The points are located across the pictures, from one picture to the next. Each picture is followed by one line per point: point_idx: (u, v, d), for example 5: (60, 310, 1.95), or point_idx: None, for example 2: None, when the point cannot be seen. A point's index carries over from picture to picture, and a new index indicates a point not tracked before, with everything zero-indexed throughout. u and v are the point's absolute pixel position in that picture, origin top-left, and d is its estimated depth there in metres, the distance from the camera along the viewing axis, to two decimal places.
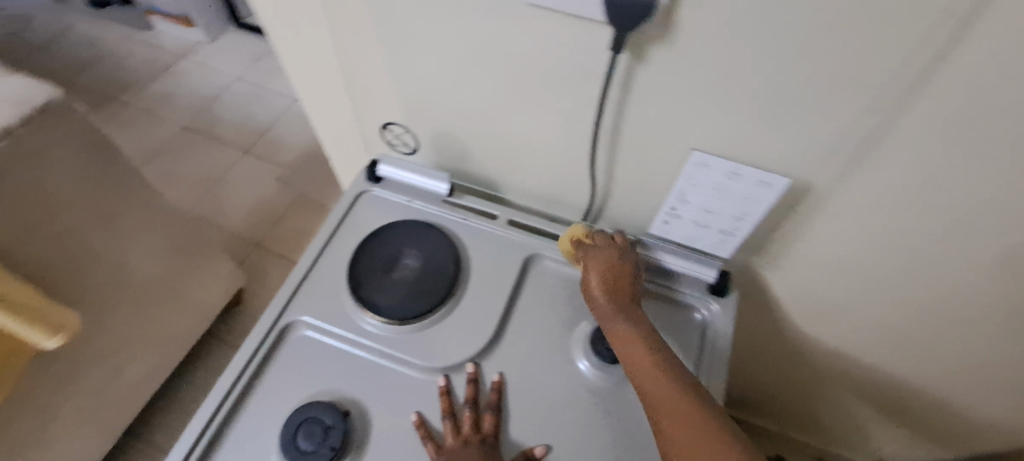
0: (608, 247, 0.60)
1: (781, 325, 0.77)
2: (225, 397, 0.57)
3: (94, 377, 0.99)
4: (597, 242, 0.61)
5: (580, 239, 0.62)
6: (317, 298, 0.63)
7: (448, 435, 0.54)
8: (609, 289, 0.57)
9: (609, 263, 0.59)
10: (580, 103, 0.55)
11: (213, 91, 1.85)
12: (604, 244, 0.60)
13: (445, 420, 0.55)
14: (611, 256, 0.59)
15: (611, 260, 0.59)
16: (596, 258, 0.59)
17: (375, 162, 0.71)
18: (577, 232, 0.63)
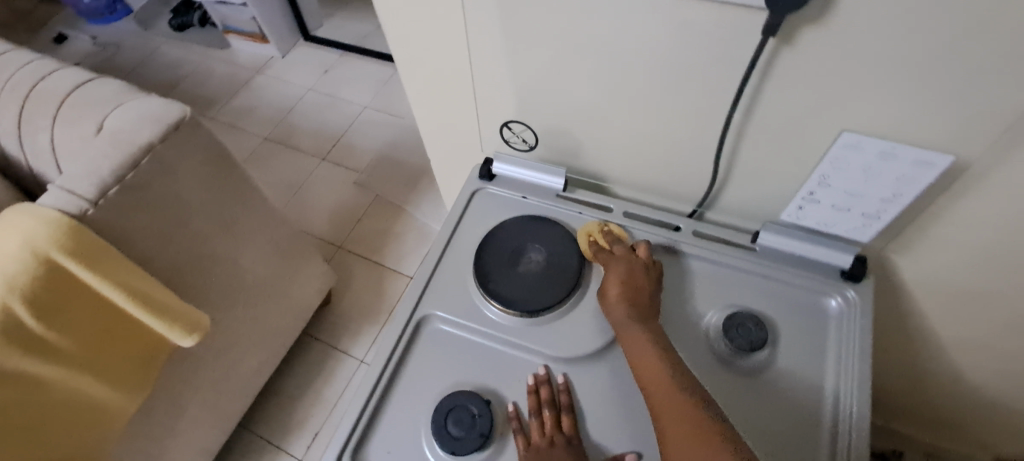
0: (625, 253, 0.63)
1: (906, 314, 0.74)
2: (373, 387, 0.60)
3: (214, 373, 1.06)
4: (610, 253, 0.64)
5: (595, 241, 0.65)
6: (447, 292, 0.66)
7: (534, 431, 0.55)
8: (625, 291, 0.59)
9: (631, 267, 0.61)
10: (713, 91, 0.55)
11: (289, 102, 1.95)
12: (623, 255, 0.62)
13: (532, 418, 0.56)
14: (635, 263, 0.61)
15: (630, 265, 0.61)
16: (615, 266, 0.61)
17: (490, 160, 0.73)
18: (593, 230, 0.66)
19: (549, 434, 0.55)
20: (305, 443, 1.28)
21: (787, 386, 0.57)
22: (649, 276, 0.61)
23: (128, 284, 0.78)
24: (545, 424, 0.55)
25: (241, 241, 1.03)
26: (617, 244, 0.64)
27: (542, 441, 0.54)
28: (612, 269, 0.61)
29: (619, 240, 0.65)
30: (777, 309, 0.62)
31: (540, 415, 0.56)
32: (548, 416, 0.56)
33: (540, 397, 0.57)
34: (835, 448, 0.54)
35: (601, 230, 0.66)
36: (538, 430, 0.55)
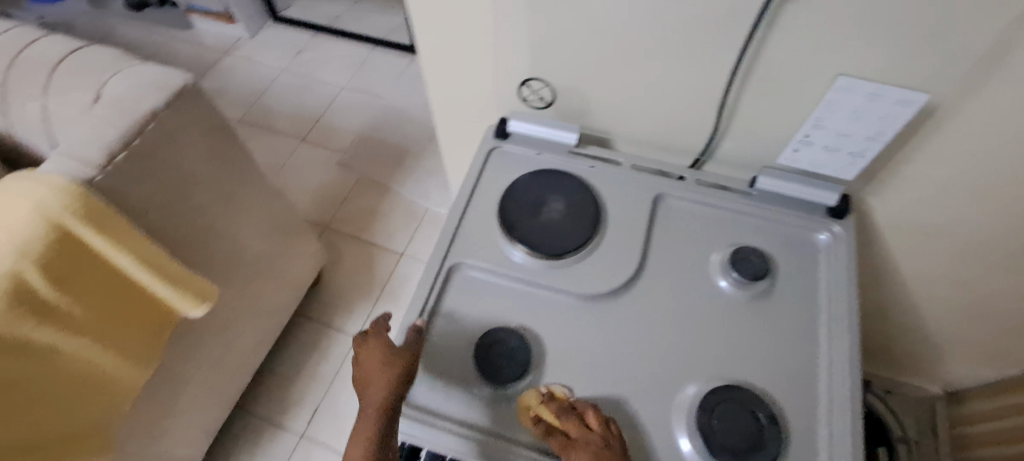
0: (580, 430, 0.55)
1: (876, 255, 0.83)
2: (412, 330, 0.63)
3: (216, 349, 1.06)
4: (564, 422, 0.56)
5: (536, 415, 0.57)
6: (474, 243, 0.69)
7: (358, 363, 0.60)
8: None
9: (595, 449, 0.53)
10: (722, 45, 0.61)
11: (262, 84, 1.91)
12: (581, 434, 0.54)
13: (358, 352, 0.61)
14: (594, 441, 0.53)
15: (587, 439, 0.54)
16: (582, 451, 0.53)
17: (505, 120, 0.78)
18: (531, 402, 0.58)
19: (374, 360, 0.59)
20: (305, 419, 1.29)
21: (787, 311, 0.64)
22: (616, 449, 0.53)
23: (136, 250, 0.76)
24: (363, 355, 0.60)
25: (241, 214, 1.03)
26: (566, 421, 0.56)
27: (366, 366, 0.59)
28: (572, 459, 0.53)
29: (567, 407, 0.57)
30: (776, 243, 0.69)
31: (377, 345, 0.60)
32: (364, 349, 0.60)
33: (370, 334, 0.61)
34: (831, 361, 0.61)
35: (541, 399, 0.58)
36: (366, 356, 0.60)
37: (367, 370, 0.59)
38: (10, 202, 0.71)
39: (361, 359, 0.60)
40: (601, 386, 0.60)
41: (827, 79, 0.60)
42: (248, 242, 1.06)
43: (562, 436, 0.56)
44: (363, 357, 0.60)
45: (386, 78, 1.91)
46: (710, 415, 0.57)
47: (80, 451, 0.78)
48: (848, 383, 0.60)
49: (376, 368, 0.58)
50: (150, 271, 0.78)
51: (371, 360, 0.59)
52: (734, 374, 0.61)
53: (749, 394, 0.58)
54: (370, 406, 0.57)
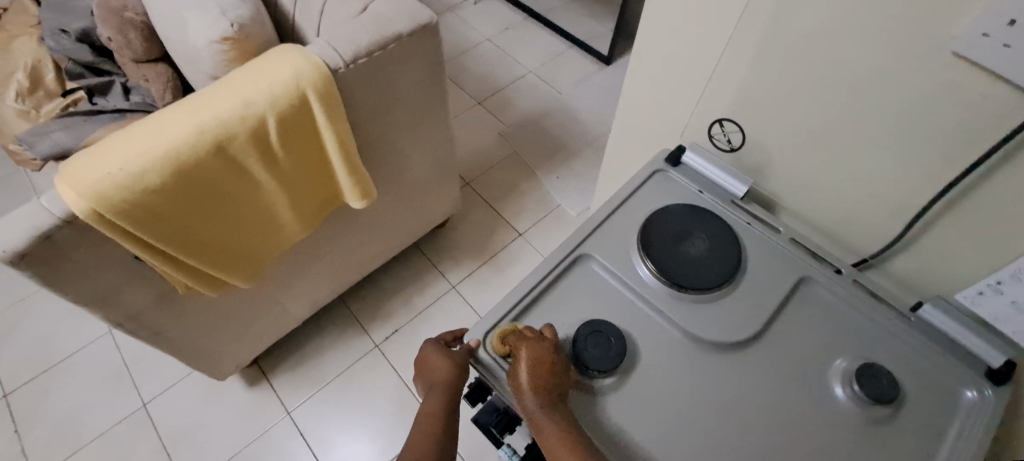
0: (535, 335, 0.64)
1: None
2: (527, 291, 0.69)
3: (349, 241, 1.22)
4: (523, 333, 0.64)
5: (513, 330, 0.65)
6: (608, 243, 0.73)
7: (424, 360, 0.69)
8: (535, 379, 0.59)
9: (542, 349, 0.62)
10: (943, 157, 0.58)
11: (467, 44, 2.11)
12: (541, 339, 0.63)
13: (425, 352, 0.69)
14: (546, 345, 0.62)
15: (544, 346, 0.62)
16: (532, 346, 0.62)
17: (682, 148, 0.80)
18: (512, 326, 0.66)
19: (434, 361, 0.67)
20: (384, 333, 1.44)
21: (895, 448, 0.60)
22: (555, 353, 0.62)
23: (341, 136, 0.92)
24: (427, 355, 0.69)
25: (417, 141, 1.17)
26: (529, 330, 0.65)
27: (428, 365, 0.68)
28: (526, 352, 0.61)
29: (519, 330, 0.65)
30: (916, 376, 0.63)
31: (440, 350, 0.68)
32: (428, 351, 0.69)
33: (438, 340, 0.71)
34: None
35: (513, 329, 0.65)
36: (429, 358, 0.68)
37: (433, 376, 0.66)
38: (275, 62, 0.87)
39: (427, 360, 0.68)
40: (671, 421, 0.61)
41: None
42: (410, 166, 1.21)
43: (527, 336, 0.64)
44: (426, 358, 0.69)
45: (572, 77, 2.01)
46: None
47: (237, 269, 0.96)
48: None
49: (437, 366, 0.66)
50: (340, 152, 0.94)
51: (435, 365, 0.67)
52: None
53: None
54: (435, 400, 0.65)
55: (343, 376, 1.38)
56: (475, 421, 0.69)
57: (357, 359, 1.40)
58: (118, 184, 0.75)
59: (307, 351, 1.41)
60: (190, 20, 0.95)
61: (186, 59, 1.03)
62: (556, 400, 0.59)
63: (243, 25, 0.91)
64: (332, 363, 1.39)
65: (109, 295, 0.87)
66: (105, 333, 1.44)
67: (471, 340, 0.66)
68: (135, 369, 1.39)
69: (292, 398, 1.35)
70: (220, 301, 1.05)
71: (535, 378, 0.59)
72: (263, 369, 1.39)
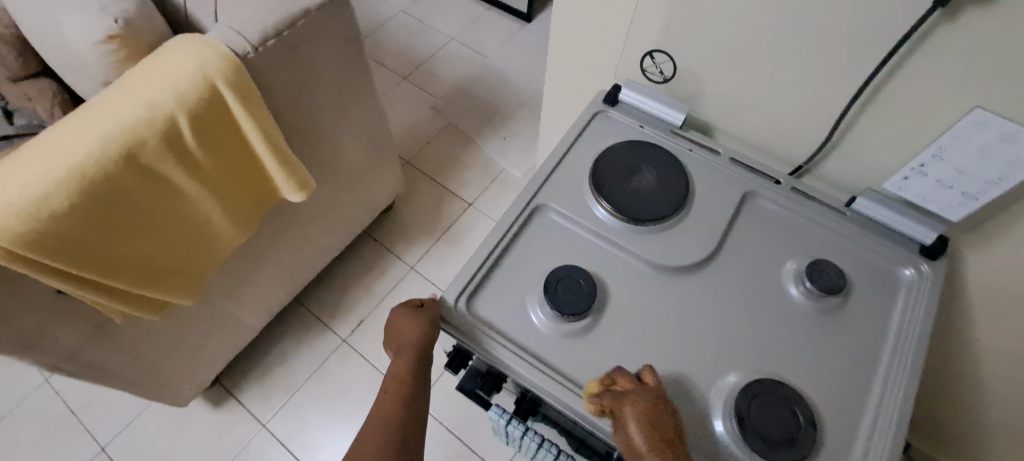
0: (636, 383, 0.57)
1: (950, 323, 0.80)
2: (489, 251, 0.68)
3: (294, 238, 1.16)
4: (616, 379, 0.58)
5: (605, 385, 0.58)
6: (561, 191, 0.73)
7: (394, 327, 0.66)
8: (648, 434, 0.52)
9: (647, 397, 0.55)
10: (859, 56, 0.61)
11: (381, 19, 2.02)
12: (648, 386, 0.56)
13: (394, 317, 0.66)
14: (650, 392, 0.55)
15: (649, 395, 0.55)
16: (638, 397, 0.55)
17: (618, 87, 0.80)
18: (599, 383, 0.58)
19: (403, 328, 0.65)
20: (350, 327, 1.40)
21: (850, 333, 0.64)
22: (664, 400, 0.55)
23: (265, 127, 0.86)
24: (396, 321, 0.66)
25: (347, 123, 1.12)
26: (625, 377, 0.57)
27: (396, 331, 0.65)
28: (632, 408, 0.54)
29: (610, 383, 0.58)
30: (859, 266, 0.68)
31: (406, 311, 0.65)
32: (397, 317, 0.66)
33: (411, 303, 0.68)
34: (884, 391, 0.61)
35: (605, 384, 0.58)
36: (397, 323, 0.65)
37: (402, 342, 0.64)
38: (175, 55, 0.79)
39: (397, 325, 0.65)
40: (648, 349, 0.63)
41: (964, 111, 0.58)
42: (345, 151, 1.16)
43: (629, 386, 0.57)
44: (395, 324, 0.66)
45: (496, 39, 1.97)
46: (750, 401, 0.58)
47: (178, 285, 0.90)
48: (896, 418, 0.59)
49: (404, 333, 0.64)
50: (266, 144, 0.88)
51: (404, 327, 0.64)
52: (781, 373, 0.62)
53: (793, 392, 0.59)
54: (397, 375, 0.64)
55: (314, 378, 1.33)
56: (459, 388, 0.68)
57: (326, 358, 1.36)
58: (18, 214, 0.68)
59: (270, 360, 1.35)
60: (64, 22, 0.84)
61: (69, 67, 0.92)
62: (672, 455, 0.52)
63: (129, 19, 0.82)
64: (299, 367, 1.35)
65: (36, 338, 0.79)
66: (41, 384, 1.31)
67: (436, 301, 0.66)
68: (84, 414, 1.28)
69: (264, 410, 1.29)
70: (165, 323, 0.98)
71: (647, 435, 0.52)
72: (228, 387, 1.32)
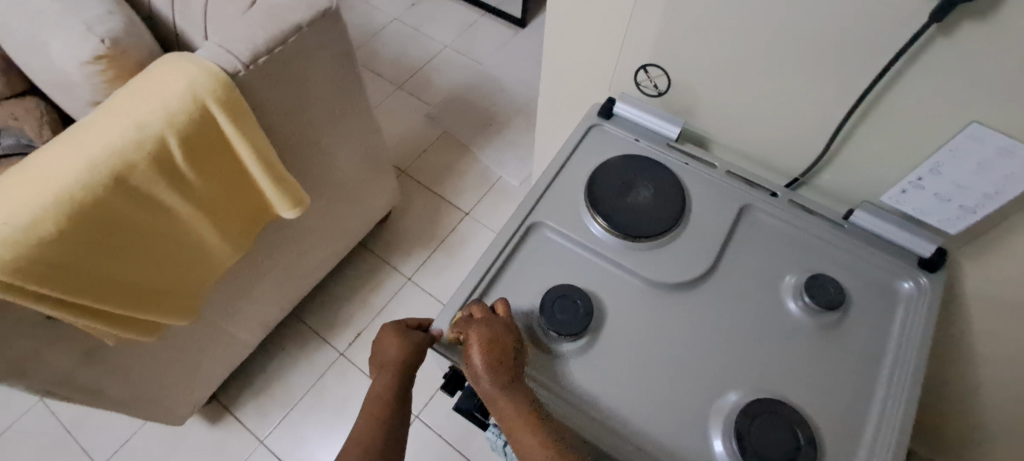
0: (484, 313, 0.61)
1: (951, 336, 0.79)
2: (485, 271, 0.67)
3: (290, 253, 1.16)
4: (471, 309, 0.62)
5: (464, 313, 0.62)
6: (556, 208, 0.73)
7: (379, 342, 0.65)
8: (489, 358, 0.57)
9: (491, 323, 0.59)
10: (854, 71, 0.61)
11: (375, 27, 2.02)
12: (496, 315, 0.60)
13: (382, 331, 0.65)
14: (497, 321, 0.59)
15: (497, 324, 0.59)
16: (482, 326, 0.59)
17: (612, 100, 0.80)
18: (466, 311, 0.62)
19: (389, 346, 0.64)
20: (347, 340, 1.39)
21: (849, 349, 0.64)
22: (511, 329, 0.59)
23: (257, 145, 0.86)
24: (382, 336, 0.65)
25: (340, 137, 1.11)
26: (479, 308, 0.61)
27: (382, 347, 0.65)
28: (472, 331, 0.58)
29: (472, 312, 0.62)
30: (858, 280, 0.68)
31: (395, 330, 0.64)
32: (384, 332, 0.65)
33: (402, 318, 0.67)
34: (884, 407, 0.60)
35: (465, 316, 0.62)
36: (383, 339, 0.65)
37: (386, 360, 0.64)
38: (165, 75, 0.78)
39: (382, 340, 0.65)
40: (646, 369, 0.62)
41: (962, 124, 0.58)
42: (340, 165, 1.15)
43: (475, 315, 0.61)
44: (381, 339, 0.65)
45: (489, 45, 1.96)
46: (750, 422, 0.57)
47: (171, 306, 0.89)
48: (897, 436, 0.58)
49: (388, 352, 0.64)
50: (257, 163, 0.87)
51: (390, 346, 0.64)
52: (782, 392, 0.61)
53: (794, 412, 0.58)
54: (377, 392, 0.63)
55: (311, 393, 1.32)
56: (455, 409, 0.67)
57: (323, 372, 1.35)
58: (6, 242, 0.67)
59: (267, 375, 1.34)
60: (52, 43, 0.84)
61: (58, 87, 0.91)
62: (500, 371, 0.56)
63: (117, 39, 0.81)
64: (296, 381, 1.34)
65: (29, 364, 0.78)
66: (36, 403, 1.30)
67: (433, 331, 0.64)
68: (80, 433, 1.27)
69: (262, 426, 1.28)
70: (160, 343, 0.97)
71: (486, 360, 0.57)
72: (225, 403, 1.31)
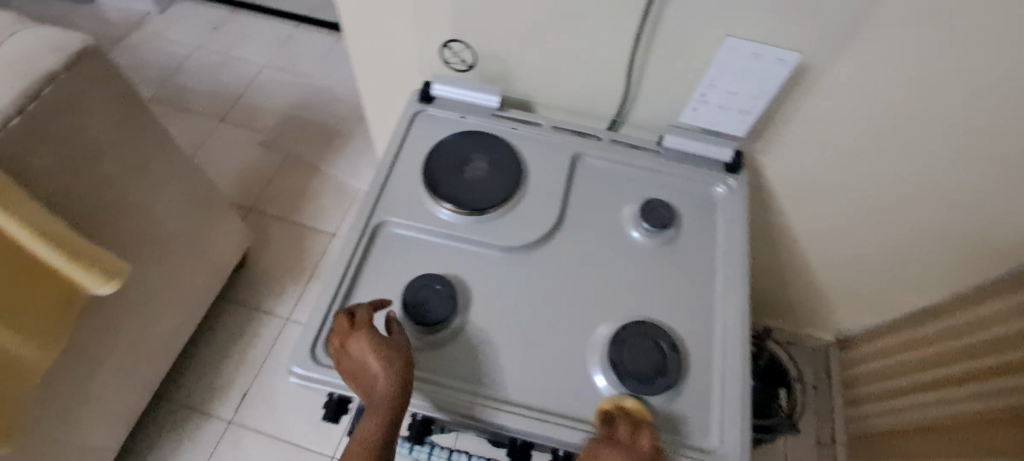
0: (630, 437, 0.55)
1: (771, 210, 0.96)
2: (338, 286, 0.64)
3: (130, 330, 1.02)
4: (620, 423, 0.56)
5: (609, 414, 0.57)
6: (397, 202, 0.71)
7: (345, 339, 0.57)
8: None
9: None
10: (623, 12, 0.67)
11: (176, 60, 1.80)
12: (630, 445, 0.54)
13: (338, 326, 0.58)
14: (636, 453, 0.53)
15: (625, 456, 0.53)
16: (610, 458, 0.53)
17: (428, 83, 0.79)
18: (624, 405, 0.58)
19: (370, 348, 0.56)
20: (233, 404, 1.26)
21: (688, 257, 0.71)
22: None
23: (34, 220, 0.72)
24: (355, 334, 0.57)
25: (150, 188, 0.98)
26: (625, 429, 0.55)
27: (356, 348, 0.56)
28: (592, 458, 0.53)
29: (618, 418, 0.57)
30: (683, 196, 0.75)
31: (373, 333, 0.57)
32: (354, 331, 0.57)
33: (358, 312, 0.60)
34: (727, 296, 0.68)
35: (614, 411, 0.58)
36: (357, 337, 0.57)
37: (370, 365, 0.56)
38: None
39: (355, 337, 0.57)
40: (521, 331, 0.64)
41: (718, 40, 0.66)
42: (163, 218, 1.02)
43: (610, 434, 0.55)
44: (347, 337, 0.57)
45: (312, 56, 1.85)
46: (620, 350, 0.61)
47: None
48: (739, 319, 0.66)
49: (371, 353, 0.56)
50: (41, 240, 0.73)
51: (372, 350, 0.56)
52: (643, 312, 0.66)
53: (654, 326, 0.63)
54: (371, 408, 0.54)
55: None
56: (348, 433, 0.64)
57: (214, 446, 1.21)
58: None
59: None
60: None
61: None
62: None
63: None
64: None
65: None
66: None
67: (293, 366, 0.59)
68: None
69: None
70: None
71: None
72: None
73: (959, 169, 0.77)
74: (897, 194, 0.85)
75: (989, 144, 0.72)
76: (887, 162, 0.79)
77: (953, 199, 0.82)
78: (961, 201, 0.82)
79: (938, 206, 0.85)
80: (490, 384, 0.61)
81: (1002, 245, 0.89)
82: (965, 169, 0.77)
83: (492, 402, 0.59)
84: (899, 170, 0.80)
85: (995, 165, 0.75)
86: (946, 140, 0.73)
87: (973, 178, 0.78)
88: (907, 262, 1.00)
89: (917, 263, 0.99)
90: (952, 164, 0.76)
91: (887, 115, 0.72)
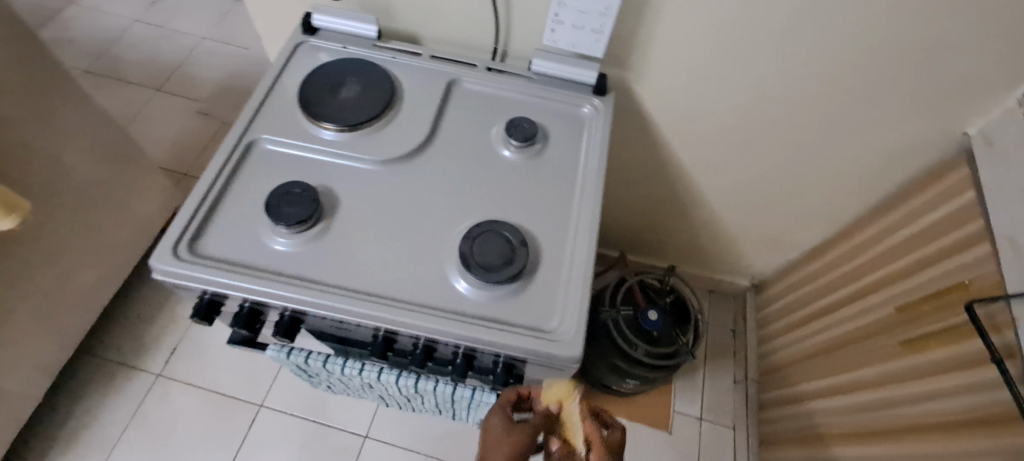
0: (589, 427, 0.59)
1: (658, 144, 1.01)
2: (204, 195, 0.68)
3: (45, 276, 1.05)
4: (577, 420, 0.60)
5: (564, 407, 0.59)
6: (272, 121, 0.75)
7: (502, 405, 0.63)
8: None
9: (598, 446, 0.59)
10: None
11: (112, 32, 1.81)
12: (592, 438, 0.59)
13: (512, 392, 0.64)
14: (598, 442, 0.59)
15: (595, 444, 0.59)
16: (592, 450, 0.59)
17: (309, 14, 0.83)
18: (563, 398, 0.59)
19: (496, 446, 0.59)
20: (162, 358, 1.29)
21: (549, 168, 0.76)
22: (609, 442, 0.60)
23: None
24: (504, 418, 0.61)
25: (59, 133, 1.01)
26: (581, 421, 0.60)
27: (488, 435, 0.60)
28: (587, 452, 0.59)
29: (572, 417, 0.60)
30: (551, 116, 0.80)
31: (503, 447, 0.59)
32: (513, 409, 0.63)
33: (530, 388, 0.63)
34: (582, 200, 0.73)
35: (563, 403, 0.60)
36: (490, 438, 0.60)
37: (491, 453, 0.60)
38: None
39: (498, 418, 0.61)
40: (381, 232, 0.68)
41: None
42: (76, 165, 1.05)
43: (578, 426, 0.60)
44: (492, 423, 0.61)
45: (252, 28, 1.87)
46: (471, 245, 0.66)
47: None
48: (590, 218, 0.71)
49: (493, 454, 0.59)
50: None
51: (494, 452, 0.59)
52: (500, 215, 0.71)
53: (503, 224, 0.68)
54: None
55: (133, 425, 1.21)
56: (230, 342, 0.70)
57: (143, 398, 1.24)
58: None
59: (75, 424, 1.20)
60: None
61: None
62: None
63: None
64: (112, 417, 1.21)
65: None
66: None
67: (156, 263, 0.63)
68: None
69: None
70: None
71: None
72: None
73: (806, 86, 0.83)
74: (761, 119, 0.91)
75: (826, 58, 0.79)
76: (743, 84, 0.85)
77: (810, 119, 0.89)
78: (818, 120, 0.89)
79: (799, 127, 0.91)
80: (379, 286, 0.65)
81: (863, 166, 0.96)
82: (813, 86, 0.83)
83: (430, 309, 0.63)
84: (755, 92, 0.86)
85: (834, 78, 0.81)
86: (787, 58, 0.80)
87: (821, 95, 0.85)
88: (789, 192, 1.06)
89: (798, 192, 1.05)
90: (798, 81, 0.83)
91: (731, 34, 0.78)
